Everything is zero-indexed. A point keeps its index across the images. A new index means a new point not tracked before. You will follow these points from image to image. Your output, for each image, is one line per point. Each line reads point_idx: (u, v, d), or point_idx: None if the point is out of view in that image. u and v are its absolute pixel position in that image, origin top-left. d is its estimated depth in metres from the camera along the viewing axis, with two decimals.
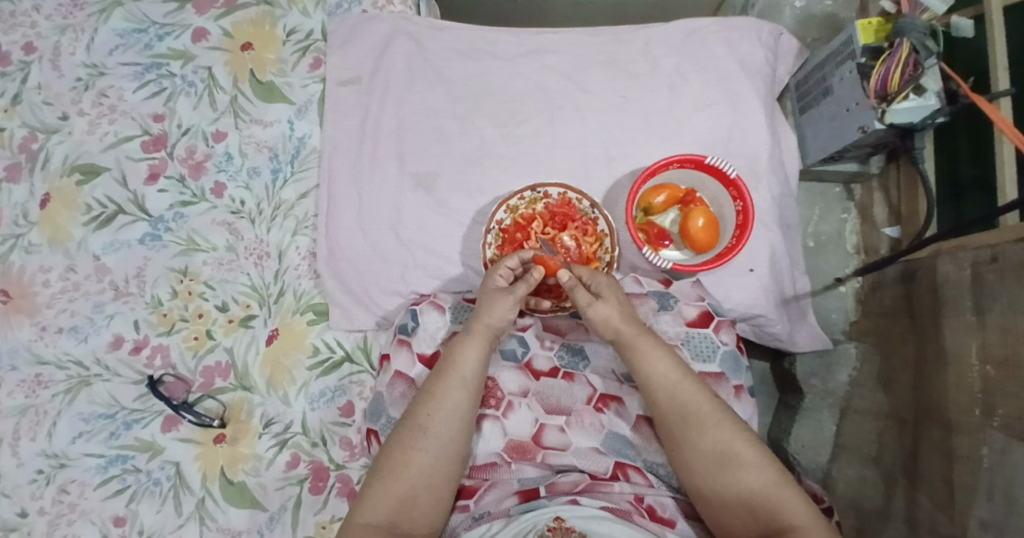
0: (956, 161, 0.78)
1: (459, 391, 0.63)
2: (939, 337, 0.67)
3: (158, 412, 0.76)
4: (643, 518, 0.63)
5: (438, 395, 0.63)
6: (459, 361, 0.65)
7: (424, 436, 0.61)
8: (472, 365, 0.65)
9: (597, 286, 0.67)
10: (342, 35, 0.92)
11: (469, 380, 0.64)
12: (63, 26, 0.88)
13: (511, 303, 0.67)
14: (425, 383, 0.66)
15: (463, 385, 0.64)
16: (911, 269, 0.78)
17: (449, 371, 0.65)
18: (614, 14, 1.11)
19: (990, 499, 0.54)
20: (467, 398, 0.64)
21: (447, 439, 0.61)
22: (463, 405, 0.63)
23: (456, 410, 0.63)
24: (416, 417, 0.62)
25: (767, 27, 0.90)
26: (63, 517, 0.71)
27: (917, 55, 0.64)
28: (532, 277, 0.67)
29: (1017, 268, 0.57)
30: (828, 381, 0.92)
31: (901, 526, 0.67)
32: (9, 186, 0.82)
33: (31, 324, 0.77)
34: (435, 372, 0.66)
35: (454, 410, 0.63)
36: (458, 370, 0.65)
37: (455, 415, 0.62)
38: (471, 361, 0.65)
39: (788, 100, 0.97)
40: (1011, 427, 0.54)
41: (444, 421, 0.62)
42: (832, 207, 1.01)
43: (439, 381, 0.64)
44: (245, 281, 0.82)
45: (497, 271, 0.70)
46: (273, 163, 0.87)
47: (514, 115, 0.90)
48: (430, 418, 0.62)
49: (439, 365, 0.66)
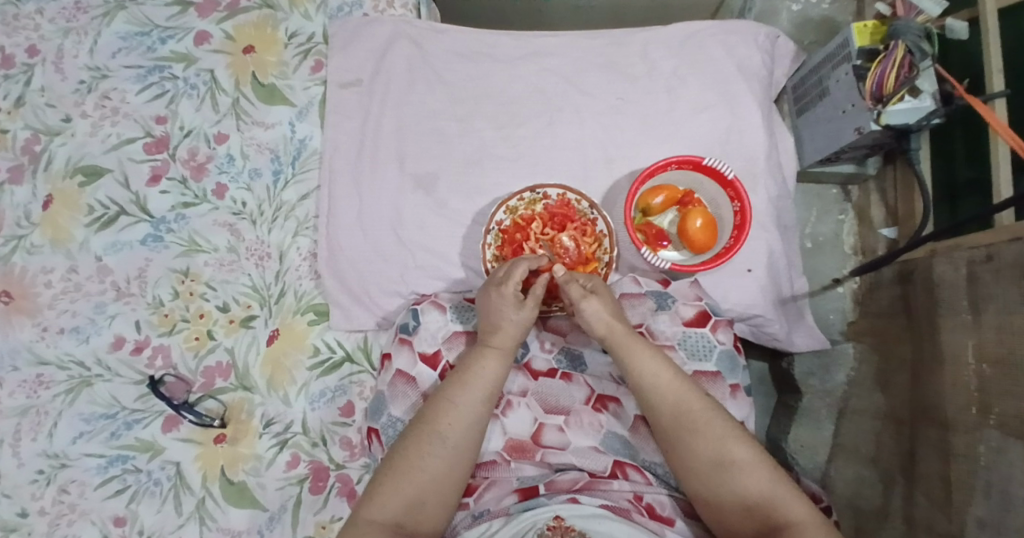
0: (952, 161, 0.79)
1: (480, 401, 0.64)
2: (936, 337, 0.68)
3: (158, 412, 0.76)
4: (643, 516, 0.63)
5: (459, 403, 0.63)
6: (480, 372, 0.65)
7: (441, 443, 0.61)
8: (495, 377, 0.65)
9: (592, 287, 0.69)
10: (344, 37, 0.92)
11: (491, 392, 0.65)
12: (66, 29, 0.89)
13: (532, 310, 0.68)
14: (441, 389, 0.65)
15: (487, 397, 0.64)
16: (908, 270, 0.78)
17: (470, 381, 0.64)
18: (613, 17, 1.12)
19: (987, 498, 0.54)
20: (486, 408, 0.64)
21: (464, 448, 0.61)
22: (482, 415, 0.63)
23: (476, 420, 0.63)
24: (431, 423, 0.62)
25: (764, 30, 0.91)
26: (63, 517, 0.71)
27: (911, 57, 0.66)
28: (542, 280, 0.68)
29: (1012, 267, 0.57)
30: (827, 381, 0.92)
31: (899, 525, 0.67)
32: (12, 188, 0.82)
33: (32, 325, 0.78)
34: (454, 379, 0.65)
35: (472, 419, 0.63)
36: (480, 380, 0.65)
37: (474, 425, 0.63)
38: (493, 373, 0.65)
39: (785, 102, 0.98)
40: (1007, 425, 0.54)
41: (462, 429, 0.62)
42: (830, 208, 1.01)
43: (458, 388, 0.64)
44: (246, 281, 0.83)
45: (506, 280, 0.69)
46: (274, 165, 0.88)
47: (514, 116, 0.91)
48: (448, 425, 0.61)
49: (457, 373, 0.66)
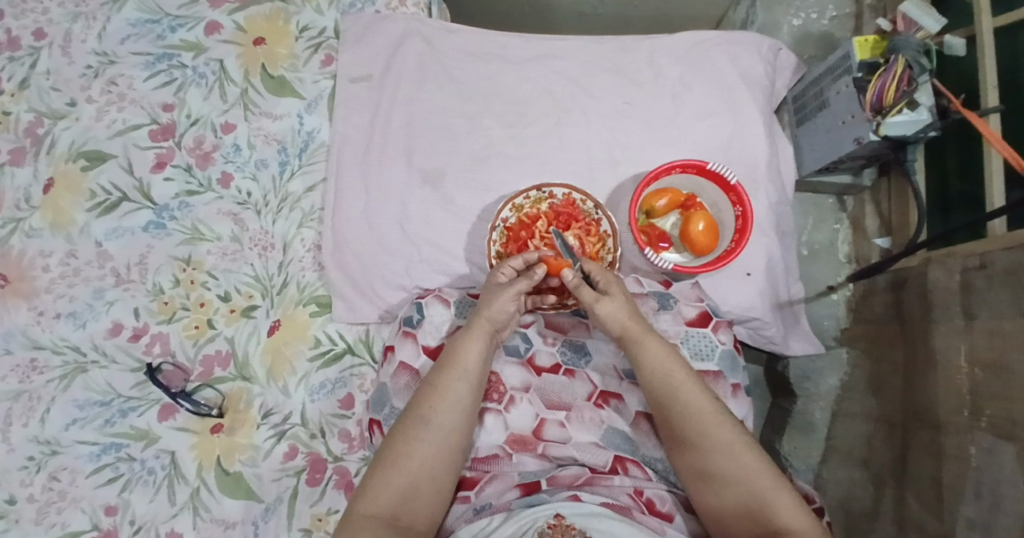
0: (946, 173, 0.82)
1: (463, 384, 0.64)
2: (929, 343, 0.69)
3: (155, 400, 0.76)
4: (643, 514, 0.64)
5: (443, 388, 0.64)
6: (460, 354, 0.66)
7: (426, 427, 0.61)
8: (474, 357, 0.66)
9: (605, 283, 0.69)
10: (356, 33, 0.93)
11: (471, 372, 0.65)
12: (75, 14, 0.89)
13: (509, 295, 0.68)
14: (427, 376, 0.66)
15: (465, 377, 0.65)
16: (901, 278, 0.81)
17: (451, 364, 0.65)
18: (619, 24, 1.14)
19: (977, 498, 0.56)
20: (470, 390, 0.64)
21: (450, 431, 0.62)
22: (467, 399, 0.64)
23: (458, 401, 0.63)
24: (418, 409, 0.63)
25: (767, 42, 0.93)
26: (52, 505, 0.70)
27: (911, 71, 0.69)
28: (535, 275, 0.68)
29: (1004, 275, 0.59)
30: (820, 386, 0.94)
31: (890, 526, 0.69)
32: (13, 170, 0.82)
33: (29, 309, 0.77)
34: (437, 365, 0.66)
35: (456, 402, 0.63)
36: (460, 363, 0.65)
37: (457, 407, 0.63)
38: (473, 352, 0.66)
39: (785, 112, 1.00)
40: (998, 427, 0.56)
41: (446, 412, 0.62)
42: (826, 217, 1.03)
43: (442, 373, 0.65)
44: (248, 271, 0.83)
45: (498, 273, 0.70)
46: (281, 156, 0.88)
47: (521, 116, 0.92)
48: (433, 409, 0.62)
49: (442, 358, 0.67)
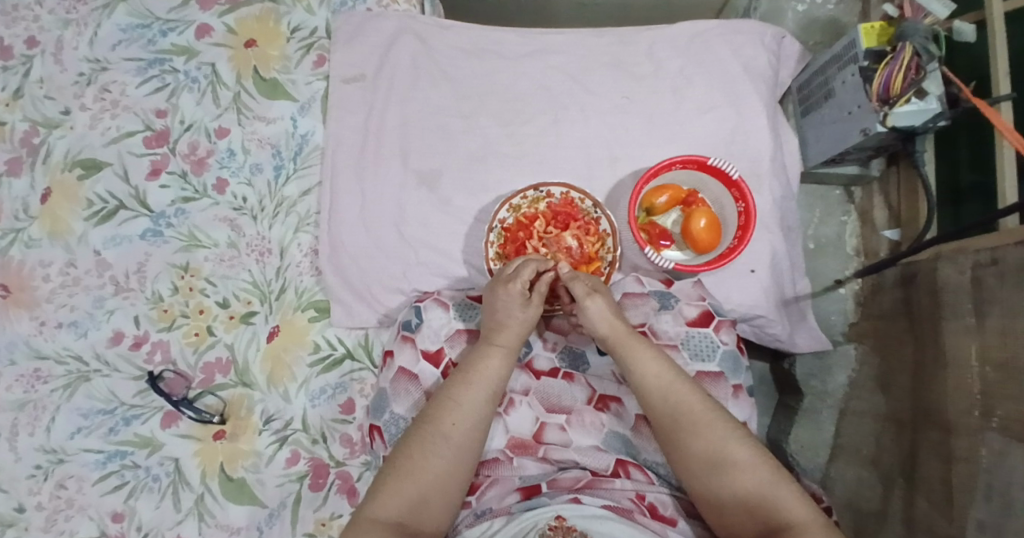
0: (956, 165, 0.79)
1: (488, 403, 0.64)
2: (940, 339, 0.67)
3: (158, 407, 0.76)
4: (645, 517, 0.63)
5: (461, 401, 0.63)
6: (484, 368, 0.65)
7: (446, 442, 0.60)
8: (499, 374, 0.65)
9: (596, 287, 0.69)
10: (348, 32, 0.92)
11: (486, 384, 0.64)
12: (66, 20, 0.88)
13: (536, 309, 0.69)
14: (447, 390, 0.65)
15: (491, 394, 0.64)
16: (911, 271, 0.78)
17: (474, 379, 0.65)
18: (617, 15, 1.11)
19: (987, 500, 0.55)
20: (485, 400, 0.64)
21: (462, 440, 0.61)
22: (478, 408, 0.63)
23: (473, 413, 0.62)
24: (439, 421, 0.62)
25: (770, 30, 0.91)
26: (61, 512, 0.70)
27: (918, 59, 0.66)
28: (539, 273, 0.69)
29: (1017, 270, 0.57)
30: (827, 383, 0.92)
31: (899, 526, 0.67)
32: (10, 180, 0.81)
33: (30, 318, 0.77)
34: (452, 378, 0.66)
35: (468, 412, 0.62)
36: (484, 378, 0.65)
37: (479, 424, 0.62)
38: (494, 368, 0.66)
39: (789, 102, 0.98)
40: (1010, 428, 0.54)
41: (461, 423, 0.61)
42: (833, 209, 1.01)
43: (456, 385, 0.64)
44: (246, 276, 0.82)
45: (513, 273, 0.70)
46: (275, 160, 0.87)
47: (518, 114, 0.90)
48: (447, 422, 0.61)
49: (463, 371, 0.66)
